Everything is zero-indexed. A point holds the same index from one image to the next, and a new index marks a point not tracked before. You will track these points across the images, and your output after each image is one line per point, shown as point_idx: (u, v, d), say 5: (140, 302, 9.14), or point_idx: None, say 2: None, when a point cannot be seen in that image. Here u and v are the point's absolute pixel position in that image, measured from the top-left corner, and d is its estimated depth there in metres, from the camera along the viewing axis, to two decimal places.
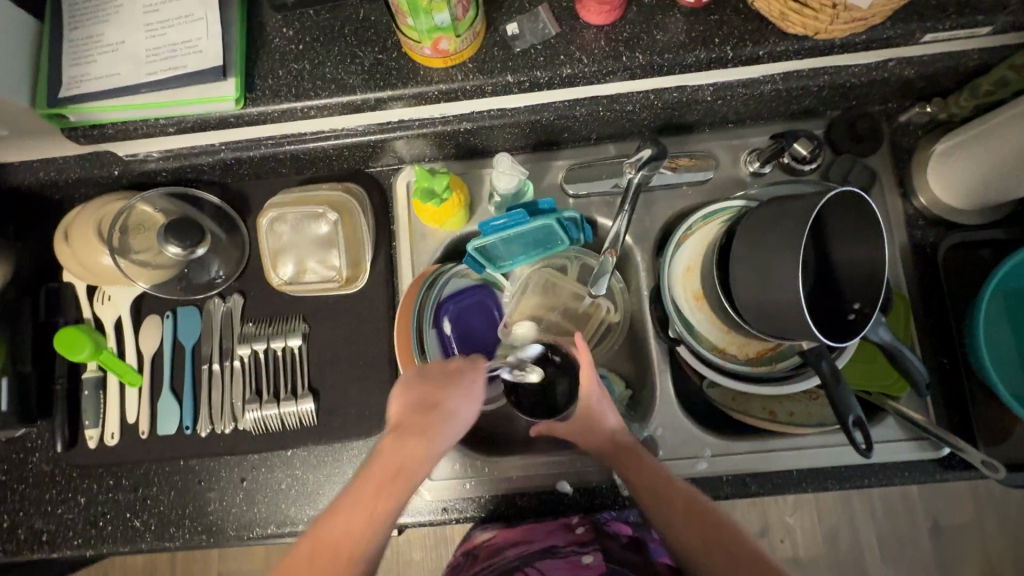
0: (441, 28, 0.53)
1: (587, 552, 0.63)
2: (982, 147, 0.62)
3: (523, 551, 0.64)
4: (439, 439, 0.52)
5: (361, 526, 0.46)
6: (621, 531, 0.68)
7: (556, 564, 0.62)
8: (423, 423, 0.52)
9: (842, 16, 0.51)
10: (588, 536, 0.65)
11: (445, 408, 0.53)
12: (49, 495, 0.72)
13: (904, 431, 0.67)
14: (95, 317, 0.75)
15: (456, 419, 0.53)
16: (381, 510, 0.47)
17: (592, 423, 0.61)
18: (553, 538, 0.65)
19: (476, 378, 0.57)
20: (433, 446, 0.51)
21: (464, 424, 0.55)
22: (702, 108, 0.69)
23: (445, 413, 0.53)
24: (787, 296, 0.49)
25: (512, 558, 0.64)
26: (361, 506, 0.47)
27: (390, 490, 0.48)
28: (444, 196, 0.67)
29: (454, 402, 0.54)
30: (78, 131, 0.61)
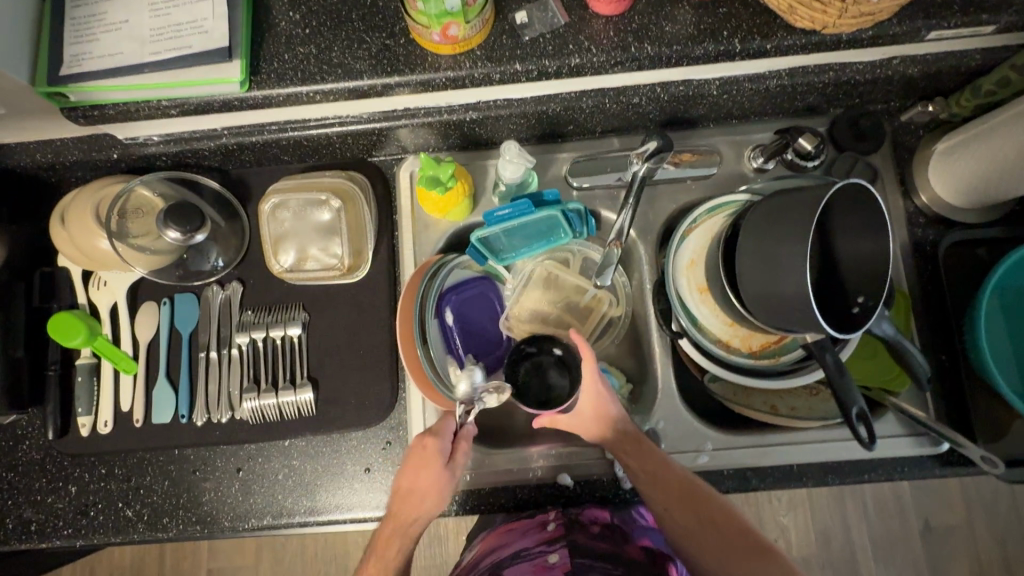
0: (451, 13, 0.53)
1: (552, 551, 0.65)
2: (982, 147, 0.62)
3: (500, 553, 0.69)
4: (410, 519, 0.59)
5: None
6: (597, 517, 0.68)
7: (523, 567, 0.65)
8: (399, 504, 0.59)
9: (850, 10, 0.52)
10: (558, 533, 0.67)
11: (404, 489, 0.59)
12: (39, 484, 0.71)
13: (904, 427, 0.67)
14: (90, 302, 0.74)
15: (421, 498, 0.58)
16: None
17: (595, 415, 0.62)
18: (525, 539, 0.68)
19: (429, 448, 0.59)
20: (406, 527, 0.59)
21: (432, 496, 0.58)
22: (708, 102, 0.69)
23: (410, 495, 0.58)
24: (794, 287, 0.49)
25: (490, 561, 0.69)
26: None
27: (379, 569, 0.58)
28: (449, 184, 0.66)
29: (412, 483, 0.59)
30: (78, 110, 0.60)
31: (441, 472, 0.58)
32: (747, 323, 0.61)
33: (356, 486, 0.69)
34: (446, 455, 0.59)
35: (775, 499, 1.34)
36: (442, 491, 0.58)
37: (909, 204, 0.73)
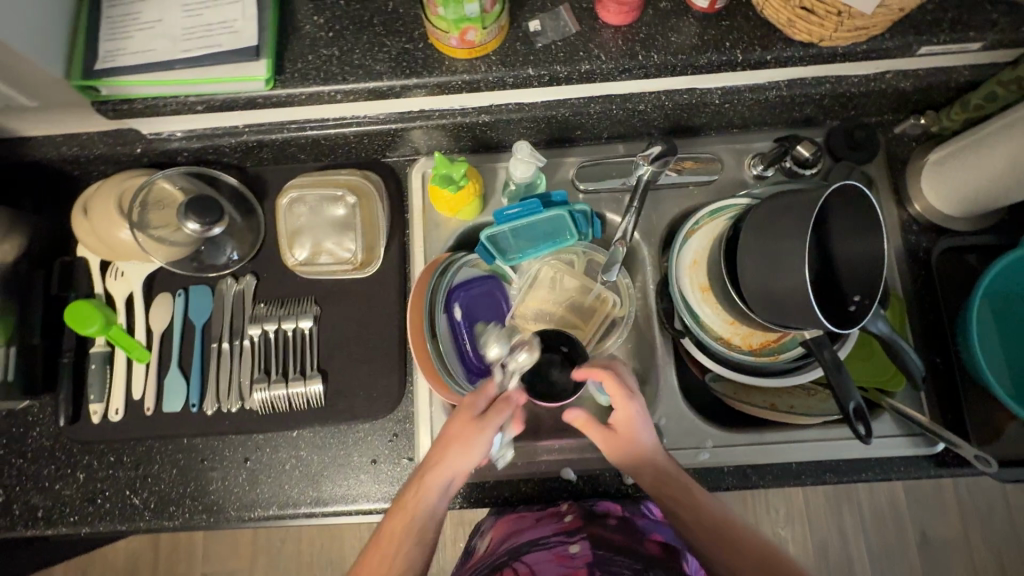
0: (469, 19, 0.56)
1: (574, 542, 0.62)
2: (972, 157, 0.65)
3: (513, 544, 0.64)
4: (431, 469, 0.55)
5: (378, 560, 0.52)
6: (610, 510, 0.67)
7: (542, 557, 0.61)
8: (428, 455, 0.57)
9: (846, 24, 0.55)
10: (576, 524, 0.65)
11: (443, 439, 0.57)
12: (47, 470, 0.72)
13: (899, 427, 0.69)
14: (106, 292, 0.75)
15: (448, 447, 0.56)
16: (389, 539, 0.53)
17: (641, 457, 0.57)
18: (541, 529, 0.65)
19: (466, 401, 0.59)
20: (427, 478, 0.55)
21: (457, 444, 0.55)
22: (710, 111, 0.72)
23: (440, 444, 0.57)
24: (792, 282, 0.51)
25: (502, 552, 0.64)
26: (377, 546, 0.53)
27: (396, 522, 0.53)
28: (461, 183, 0.68)
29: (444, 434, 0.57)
30: (108, 104, 0.62)
31: (471, 422, 0.57)
32: (749, 321, 0.62)
33: (362, 478, 0.70)
34: (481, 408, 0.58)
35: (772, 510, 1.34)
36: (470, 441, 0.56)
37: (903, 213, 0.75)
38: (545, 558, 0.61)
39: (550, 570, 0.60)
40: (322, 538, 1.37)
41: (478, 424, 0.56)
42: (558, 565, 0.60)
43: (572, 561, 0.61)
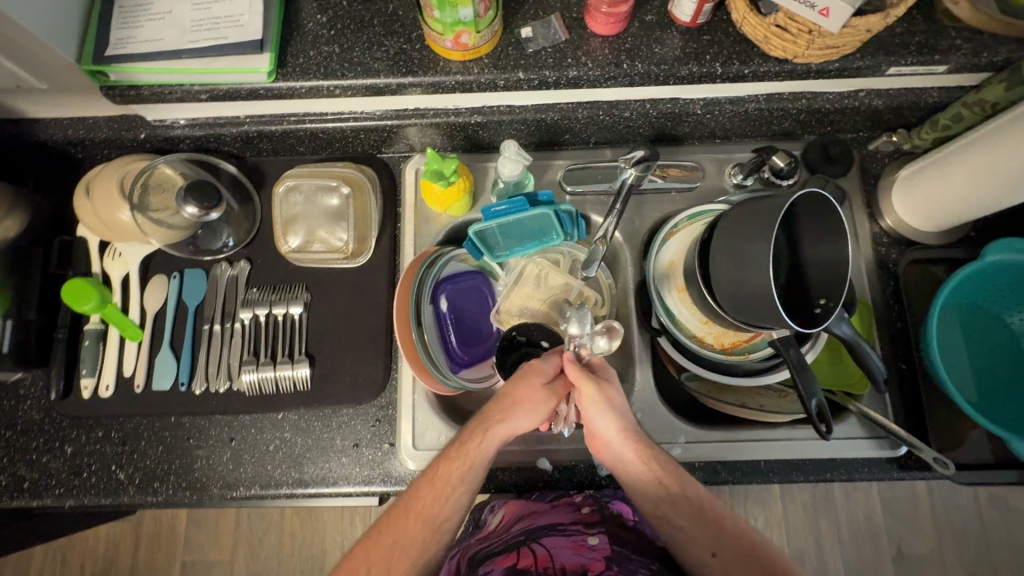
0: (464, 22, 0.59)
1: (592, 534, 0.64)
2: (937, 174, 0.69)
3: (529, 526, 0.66)
4: (497, 423, 0.58)
5: (432, 493, 0.56)
6: (625, 512, 0.68)
7: (561, 542, 0.62)
8: (490, 407, 0.59)
9: (817, 42, 0.59)
10: (593, 517, 0.67)
11: (511, 396, 0.59)
12: (36, 443, 0.73)
13: (864, 430, 0.72)
14: (103, 271, 0.77)
15: (514, 406, 0.58)
16: (444, 477, 0.56)
17: (638, 446, 0.59)
18: (560, 516, 0.67)
19: (536, 367, 0.60)
20: (491, 429, 0.58)
21: (525, 406, 0.58)
22: (693, 121, 0.75)
23: (506, 401, 0.59)
24: (759, 281, 0.54)
25: (518, 530, 0.66)
26: (432, 483, 0.56)
27: (455, 463, 0.56)
28: (451, 179, 0.71)
29: (510, 391, 0.60)
30: (116, 90, 0.65)
31: (539, 387, 0.60)
32: (722, 322, 0.65)
33: (343, 461, 0.72)
34: (549, 375, 0.61)
35: (751, 517, 1.36)
36: (539, 406, 0.59)
37: (875, 226, 0.79)
38: (563, 544, 0.62)
39: (567, 556, 0.61)
40: (304, 531, 1.38)
41: (547, 392, 0.60)
42: (576, 553, 0.61)
43: (591, 551, 0.61)
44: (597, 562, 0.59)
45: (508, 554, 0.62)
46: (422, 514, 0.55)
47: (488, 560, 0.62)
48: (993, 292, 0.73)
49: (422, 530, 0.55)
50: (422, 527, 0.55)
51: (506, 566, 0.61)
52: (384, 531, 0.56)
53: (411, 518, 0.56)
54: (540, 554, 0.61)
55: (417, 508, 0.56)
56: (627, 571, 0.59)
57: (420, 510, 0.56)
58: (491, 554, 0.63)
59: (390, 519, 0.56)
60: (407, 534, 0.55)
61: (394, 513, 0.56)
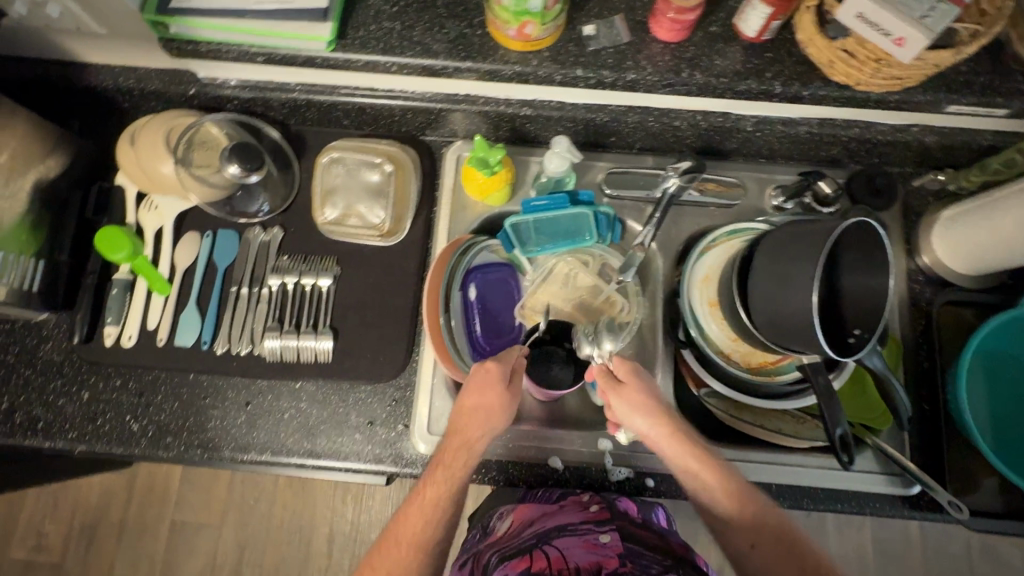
0: (531, 13, 0.59)
1: (604, 531, 0.64)
2: (981, 220, 0.69)
3: (540, 529, 0.66)
4: (473, 437, 0.60)
5: (420, 519, 0.57)
6: (631, 510, 0.69)
7: (573, 542, 0.63)
8: (463, 424, 0.61)
9: (882, 71, 0.58)
10: (603, 515, 0.67)
11: (476, 406, 0.61)
12: (54, 385, 0.73)
13: (879, 466, 0.72)
14: (138, 223, 0.78)
15: (484, 417, 0.61)
16: (431, 500, 0.58)
17: (671, 433, 0.61)
18: (569, 516, 0.67)
19: (491, 371, 0.62)
20: (471, 445, 0.60)
21: (496, 414, 0.61)
22: (741, 137, 0.75)
23: (475, 413, 0.61)
24: (800, 303, 0.53)
25: (528, 535, 0.66)
26: (420, 507, 0.58)
27: (441, 483, 0.58)
28: (495, 168, 0.71)
29: (474, 403, 0.61)
30: (174, 43, 0.65)
31: (504, 392, 0.61)
32: (752, 341, 0.64)
33: (355, 437, 0.72)
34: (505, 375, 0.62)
35: None
36: (507, 410, 0.61)
37: (912, 262, 0.78)
38: (575, 544, 0.63)
39: (580, 555, 0.62)
40: (295, 505, 1.38)
41: (503, 391, 0.61)
42: (588, 551, 0.62)
43: (603, 549, 0.62)
44: (610, 559, 0.61)
45: (522, 557, 0.63)
46: (413, 541, 0.56)
47: (502, 563, 0.63)
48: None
49: (414, 557, 0.56)
50: (415, 552, 0.56)
51: (521, 569, 0.61)
52: (378, 561, 0.56)
53: (404, 543, 0.56)
54: (553, 556, 0.62)
55: (406, 536, 0.57)
56: (640, 568, 0.60)
57: (411, 537, 0.56)
58: (505, 559, 0.63)
59: (382, 546, 0.57)
60: (403, 561, 0.55)
61: (388, 537, 0.57)
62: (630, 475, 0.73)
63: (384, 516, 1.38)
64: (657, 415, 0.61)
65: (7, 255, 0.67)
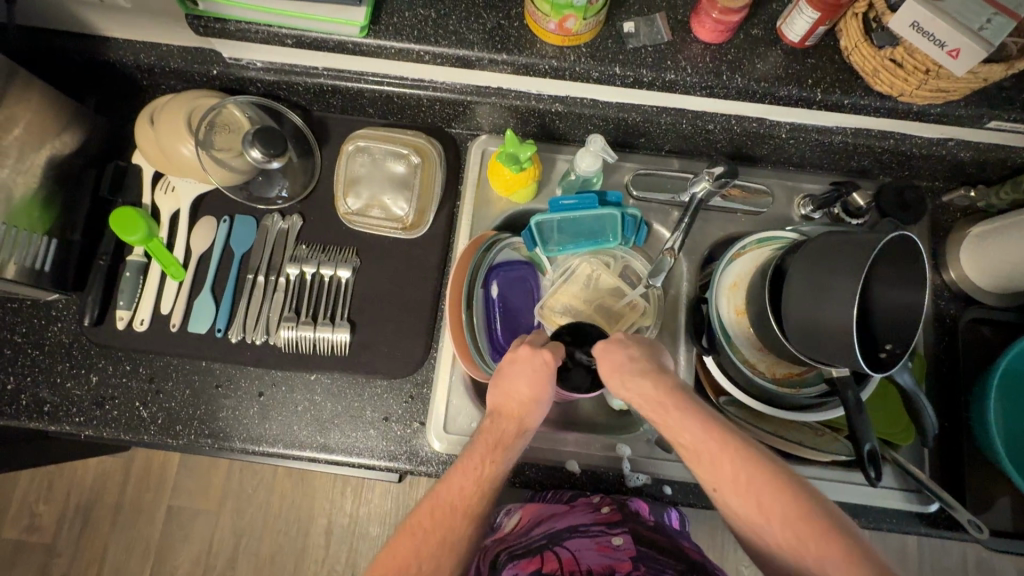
0: (574, 7, 0.57)
1: (615, 534, 0.64)
2: (1011, 237, 0.68)
3: (549, 529, 0.66)
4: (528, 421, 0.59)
5: (475, 489, 0.55)
6: (643, 511, 0.67)
7: (585, 544, 0.63)
8: (519, 409, 0.59)
9: (930, 82, 0.57)
10: (615, 517, 0.66)
11: (535, 394, 0.59)
12: (62, 366, 0.71)
13: (898, 481, 0.72)
14: (154, 205, 0.76)
15: (538, 403, 0.59)
16: (489, 476, 0.56)
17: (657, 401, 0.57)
18: (579, 517, 0.66)
19: (547, 363, 0.59)
20: (526, 429, 0.59)
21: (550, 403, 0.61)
22: (774, 144, 0.74)
23: (532, 400, 0.59)
24: (838, 316, 0.52)
25: (538, 534, 0.65)
26: (474, 478, 0.55)
27: (497, 459, 0.57)
28: (524, 165, 0.69)
29: (529, 389, 0.59)
30: (201, 20, 0.62)
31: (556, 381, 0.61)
32: (779, 352, 0.64)
33: (370, 433, 0.71)
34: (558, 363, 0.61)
35: None
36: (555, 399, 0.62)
37: (937, 277, 0.77)
38: (587, 546, 0.62)
39: (592, 557, 0.61)
40: (294, 495, 1.37)
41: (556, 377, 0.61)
42: (601, 554, 0.61)
43: (616, 552, 0.61)
44: (623, 563, 0.60)
45: (532, 558, 0.62)
46: (467, 510, 0.54)
47: (511, 562, 0.62)
48: None
49: (463, 525, 0.54)
50: (467, 521, 0.54)
51: (531, 570, 0.60)
52: (429, 526, 0.53)
53: (456, 512, 0.54)
54: (564, 557, 0.61)
55: (460, 504, 0.54)
56: (653, 571, 0.59)
57: (465, 506, 0.54)
58: (514, 557, 0.62)
59: (429, 512, 0.54)
60: (453, 529, 0.53)
61: (433, 506, 0.54)
62: (647, 481, 0.72)
63: (383, 510, 1.37)
64: (635, 379, 0.58)
65: (19, 232, 0.65)
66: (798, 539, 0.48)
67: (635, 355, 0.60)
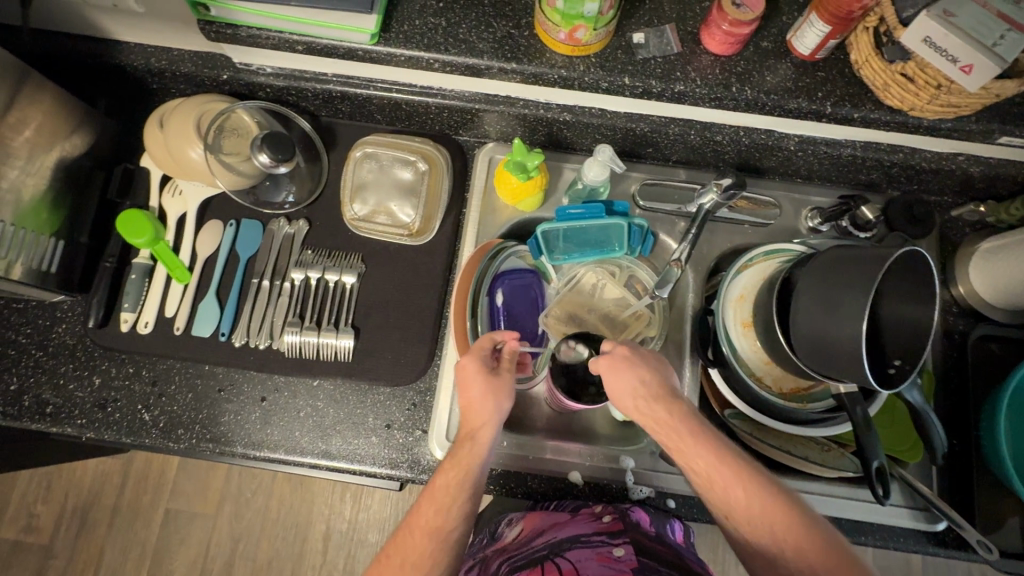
0: (585, 17, 0.57)
1: (617, 545, 0.62)
2: (1022, 253, 0.67)
3: (550, 539, 0.66)
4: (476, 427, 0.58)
5: (433, 508, 0.55)
6: (645, 521, 0.66)
7: (585, 554, 0.62)
8: (465, 415, 0.59)
9: (941, 97, 0.57)
10: (616, 526, 0.65)
11: (468, 396, 0.59)
12: (64, 368, 0.71)
13: (904, 498, 0.71)
14: (161, 207, 0.76)
15: (480, 405, 0.58)
16: (439, 490, 0.55)
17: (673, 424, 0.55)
18: (581, 526, 0.66)
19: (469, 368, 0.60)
20: (474, 434, 0.58)
21: (496, 398, 0.59)
22: (782, 156, 0.74)
23: (471, 405, 0.59)
24: (847, 331, 0.52)
25: (538, 546, 0.65)
26: (432, 496, 0.55)
27: (449, 470, 0.56)
28: (531, 173, 0.69)
29: (467, 396, 0.59)
30: (213, 26, 0.63)
31: (490, 377, 0.59)
32: (786, 365, 0.63)
33: (371, 440, 0.70)
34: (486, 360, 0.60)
35: None
36: (503, 393, 0.59)
37: (946, 292, 0.77)
38: (588, 556, 0.62)
39: (593, 568, 0.60)
40: (293, 499, 1.36)
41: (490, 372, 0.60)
42: (602, 565, 0.61)
43: (616, 563, 0.61)
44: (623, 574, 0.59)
45: (533, 569, 0.63)
46: (427, 529, 0.54)
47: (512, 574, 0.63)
48: None
49: (428, 546, 0.53)
50: (432, 540, 0.53)
51: None
52: (391, 552, 0.54)
53: (415, 533, 0.54)
54: (564, 568, 0.61)
55: (423, 525, 0.54)
56: None
57: (427, 526, 0.54)
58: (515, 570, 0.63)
59: (400, 537, 0.55)
60: (417, 551, 0.53)
61: (401, 530, 0.55)
62: (651, 494, 0.71)
63: (383, 516, 1.36)
64: (652, 404, 0.56)
65: (27, 234, 0.65)
66: (802, 557, 0.49)
67: (646, 377, 0.58)
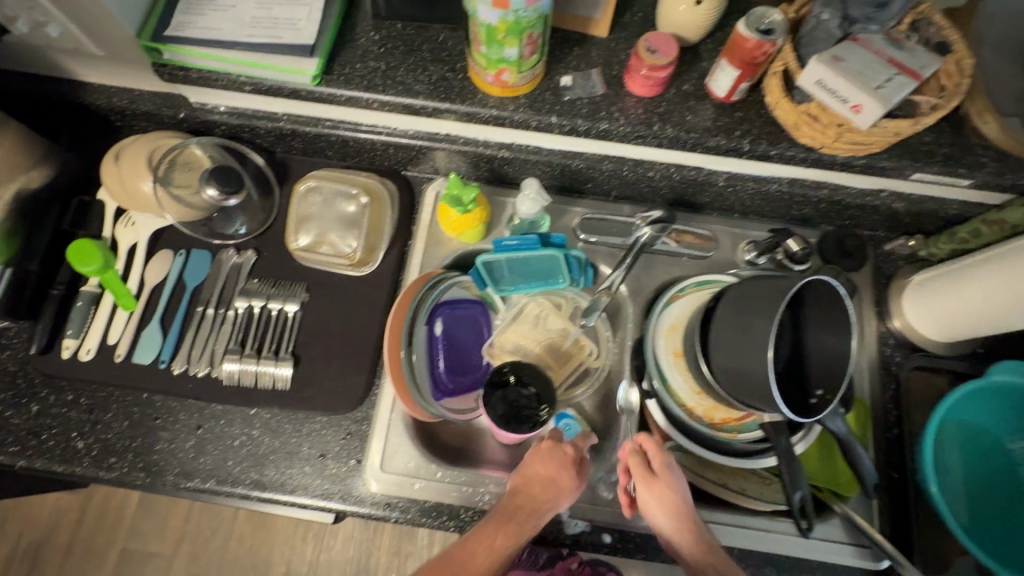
0: (508, 61, 0.61)
1: None
2: (950, 287, 0.69)
3: None
4: (544, 507, 0.59)
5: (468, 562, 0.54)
6: None
7: None
8: (534, 489, 0.60)
9: (845, 135, 0.59)
10: None
11: (548, 479, 0.60)
12: (3, 395, 0.72)
13: (847, 535, 0.69)
14: (113, 237, 0.78)
15: (556, 487, 0.60)
16: (495, 548, 0.56)
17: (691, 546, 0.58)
18: None
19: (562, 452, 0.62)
20: (540, 511, 0.59)
21: (569, 496, 0.61)
22: (714, 192, 0.77)
23: (545, 483, 0.60)
24: (759, 358, 0.53)
25: None
26: (469, 550, 0.55)
27: (505, 533, 0.57)
28: (468, 207, 0.72)
29: (544, 473, 0.61)
30: (166, 68, 0.67)
31: (573, 474, 0.61)
32: (714, 396, 0.64)
33: (304, 469, 0.70)
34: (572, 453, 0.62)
35: None
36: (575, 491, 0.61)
37: (883, 325, 0.77)
38: None
39: None
40: (253, 540, 1.32)
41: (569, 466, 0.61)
42: None
43: None
44: None
45: None
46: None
47: None
48: (996, 414, 0.71)
49: None
50: None
51: None
52: None
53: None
54: None
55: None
56: None
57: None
58: None
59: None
60: None
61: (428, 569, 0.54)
62: (587, 529, 0.69)
63: (345, 558, 1.31)
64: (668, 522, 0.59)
65: None
66: None
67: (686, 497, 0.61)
